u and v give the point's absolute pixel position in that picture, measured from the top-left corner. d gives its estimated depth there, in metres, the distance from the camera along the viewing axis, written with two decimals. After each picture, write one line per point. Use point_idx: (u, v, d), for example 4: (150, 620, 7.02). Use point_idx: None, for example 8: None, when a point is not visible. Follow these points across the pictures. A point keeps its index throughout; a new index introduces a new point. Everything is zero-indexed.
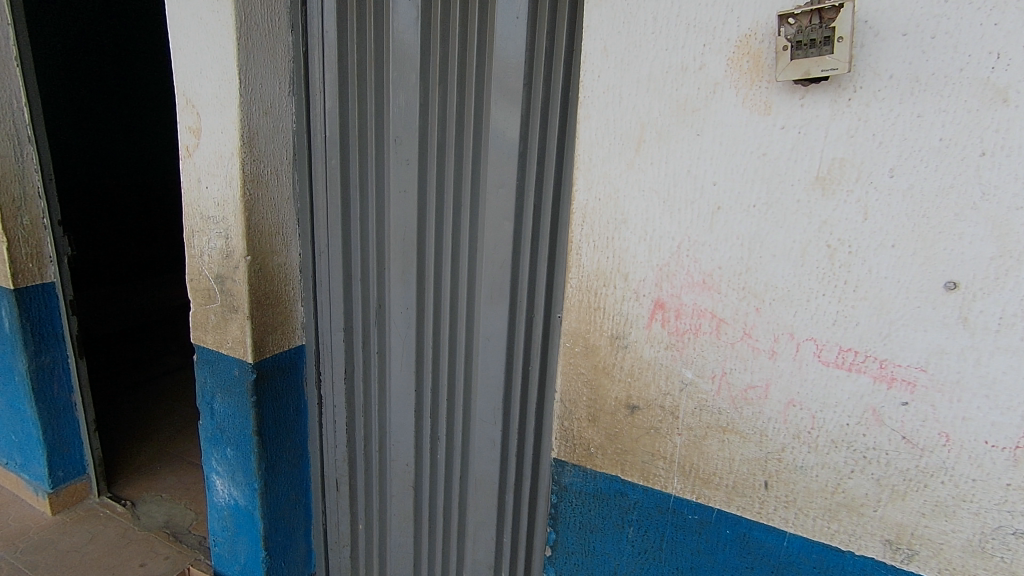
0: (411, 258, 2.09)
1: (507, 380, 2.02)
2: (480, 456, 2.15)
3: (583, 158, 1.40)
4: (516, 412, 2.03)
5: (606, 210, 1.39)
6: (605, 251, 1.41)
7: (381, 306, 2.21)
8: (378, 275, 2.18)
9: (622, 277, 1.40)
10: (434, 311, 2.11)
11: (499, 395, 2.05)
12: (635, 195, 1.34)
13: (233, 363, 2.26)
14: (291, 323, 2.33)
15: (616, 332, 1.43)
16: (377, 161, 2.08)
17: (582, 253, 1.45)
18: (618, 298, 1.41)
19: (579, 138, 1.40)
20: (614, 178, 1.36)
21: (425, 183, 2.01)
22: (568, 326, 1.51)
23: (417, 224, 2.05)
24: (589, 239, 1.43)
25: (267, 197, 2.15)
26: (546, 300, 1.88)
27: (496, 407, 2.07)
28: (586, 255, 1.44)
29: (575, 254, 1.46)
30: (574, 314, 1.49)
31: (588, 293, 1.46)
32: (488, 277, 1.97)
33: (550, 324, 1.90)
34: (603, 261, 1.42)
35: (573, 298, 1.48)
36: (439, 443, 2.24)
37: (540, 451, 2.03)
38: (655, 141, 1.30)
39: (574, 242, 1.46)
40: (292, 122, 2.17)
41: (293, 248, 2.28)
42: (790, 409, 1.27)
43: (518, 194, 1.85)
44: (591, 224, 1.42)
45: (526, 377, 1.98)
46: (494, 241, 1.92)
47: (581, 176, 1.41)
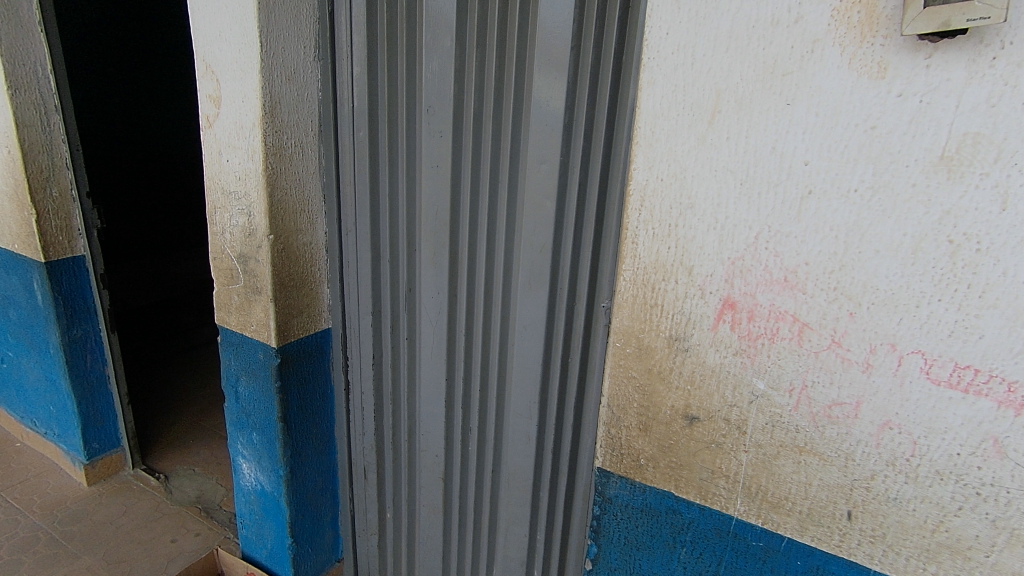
0: (445, 240, 1.97)
1: (545, 368, 1.94)
2: (514, 449, 2.06)
3: (643, 131, 1.20)
4: (553, 404, 1.95)
5: (673, 192, 1.19)
6: (666, 240, 1.22)
7: (411, 290, 2.09)
8: (409, 257, 2.05)
9: (684, 271, 1.21)
10: (469, 295, 2.01)
11: (536, 386, 1.96)
12: (706, 176, 1.14)
13: (257, 346, 2.08)
14: (317, 306, 2.16)
15: (676, 332, 1.25)
16: (411, 134, 1.91)
17: (640, 240, 1.26)
18: (679, 294, 1.23)
19: (641, 108, 1.20)
20: (682, 156, 1.16)
21: (461, 157, 1.87)
22: (619, 323, 1.33)
23: (451, 202, 1.92)
24: (650, 225, 1.24)
25: (290, 171, 1.93)
26: (589, 286, 1.78)
27: (533, 401, 1.99)
28: (643, 243, 1.25)
29: (630, 242, 1.27)
30: (626, 310, 1.31)
31: (645, 287, 1.27)
32: (527, 259, 1.86)
33: (593, 313, 1.80)
34: (663, 252, 1.23)
35: (626, 293, 1.30)
36: (471, 433, 2.16)
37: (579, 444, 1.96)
38: (735, 112, 1.09)
39: (630, 230, 1.27)
40: (317, 89, 1.96)
41: (318, 225, 2.09)
42: (885, 431, 1.08)
43: (562, 170, 1.70)
44: (652, 208, 1.23)
45: (566, 369, 1.90)
46: (534, 222, 1.80)
47: (641, 152, 1.21)
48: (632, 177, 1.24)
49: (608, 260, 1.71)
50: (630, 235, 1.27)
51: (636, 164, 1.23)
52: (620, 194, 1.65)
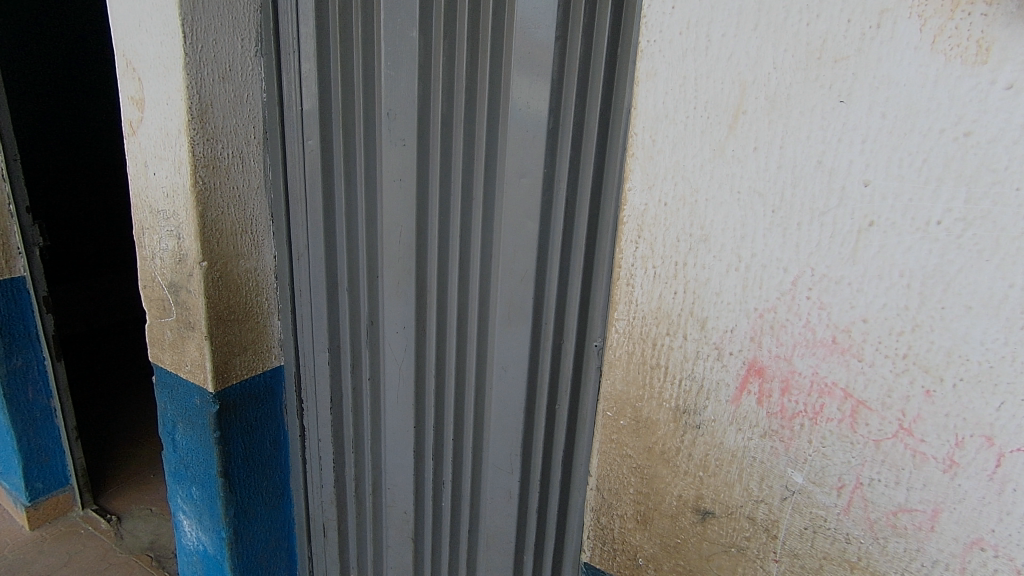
0: (410, 267, 1.69)
1: (529, 417, 1.68)
2: (493, 509, 1.80)
3: (639, 139, 0.92)
4: (538, 457, 1.70)
5: (680, 219, 0.90)
6: (671, 283, 0.93)
7: (373, 324, 1.81)
8: (370, 285, 1.76)
9: (693, 323, 0.92)
10: (440, 331, 1.73)
11: (517, 440, 1.71)
12: (725, 199, 0.85)
13: (193, 389, 1.78)
14: (266, 341, 1.86)
15: (683, 402, 0.96)
16: (369, 143, 1.63)
17: (636, 282, 0.96)
18: (688, 355, 0.93)
19: (640, 109, 0.91)
20: (692, 172, 0.88)
21: (428, 171, 1.59)
22: (609, 387, 1.04)
23: (417, 222, 1.64)
24: (648, 262, 0.95)
25: (227, 186, 1.65)
26: (580, 322, 1.53)
27: (513, 454, 1.73)
28: (641, 285, 0.96)
29: (623, 284, 0.98)
30: (619, 371, 1.02)
31: (643, 343, 0.98)
32: (506, 289, 1.59)
33: (585, 353, 1.55)
34: (665, 297, 0.94)
35: (618, 350, 1.01)
36: (443, 490, 1.89)
37: (568, 503, 1.72)
38: (765, 113, 0.80)
39: (623, 270, 0.98)
40: (260, 90, 1.67)
41: (265, 249, 1.79)
42: (974, 552, 0.78)
43: (546, 186, 1.43)
44: (652, 239, 0.94)
45: (553, 419, 1.65)
46: (515, 247, 1.53)
47: (637, 167, 0.93)
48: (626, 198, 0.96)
49: (601, 292, 1.46)
50: (625, 275, 0.98)
51: (631, 181, 0.94)
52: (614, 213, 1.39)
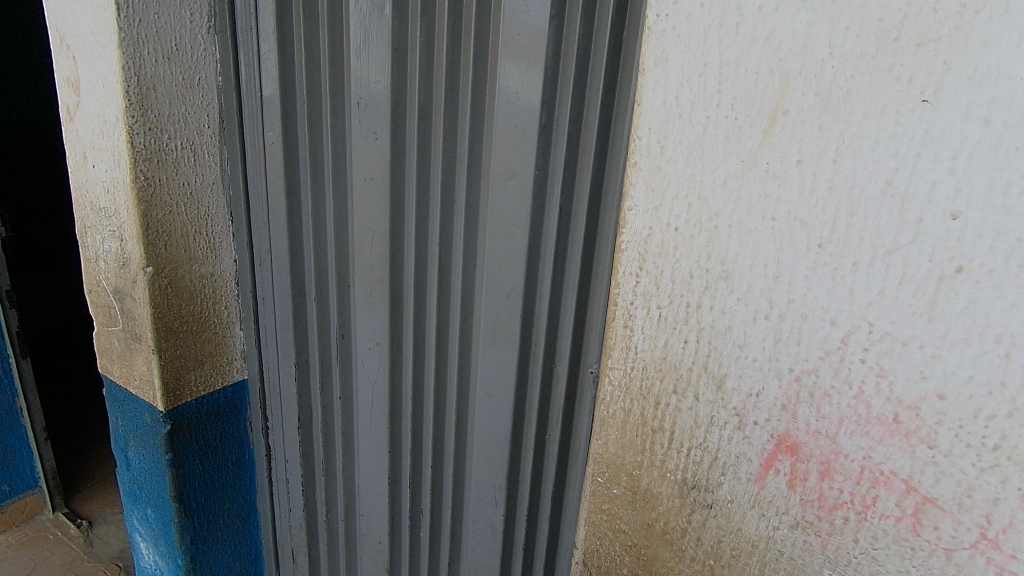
0: (384, 277, 1.50)
1: (515, 447, 1.50)
2: (475, 544, 1.63)
3: (644, 145, 0.74)
4: (525, 491, 1.52)
5: (694, 248, 0.71)
6: (681, 330, 0.74)
7: (344, 337, 1.62)
8: (340, 295, 1.58)
9: (707, 380, 0.73)
10: (417, 349, 1.54)
11: (502, 472, 1.53)
12: (755, 226, 0.66)
13: (143, 406, 1.61)
14: (226, 353, 1.68)
15: (691, 475, 0.78)
16: (337, 136, 1.43)
17: (636, 327, 0.79)
18: (697, 420, 0.75)
19: (649, 107, 0.72)
20: (713, 189, 0.68)
21: (404, 168, 1.39)
22: (601, 448, 0.88)
23: (391, 227, 1.44)
24: (651, 302, 0.76)
25: (176, 182, 1.46)
26: (574, 346, 1.34)
27: (497, 487, 1.55)
28: (643, 331, 0.78)
29: (619, 329, 0.81)
30: (614, 431, 0.85)
31: (642, 400, 0.80)
32: (491, 306, 1.40)
33: (579, 380, 1.38)
34: (673, 345, 0.75)
35: (613, 406, 0.85)
36: (421, 521, 1.72)
37: (557, 542, 1.54)
38: (813, 114, 0.60)
39: (621, 312, 0.81)
40: (215, 73, 1.47)
41: (224, 253, 1.61)
42: None
43: (537, 189, 1.23)
44: (658, 272, 0.75)
45: (542, 451, 1.47)
46: (501, 258, 1.34)
47: (641, 179, 0.75)
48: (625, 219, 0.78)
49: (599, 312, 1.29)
50: (622, 318, 0.81)
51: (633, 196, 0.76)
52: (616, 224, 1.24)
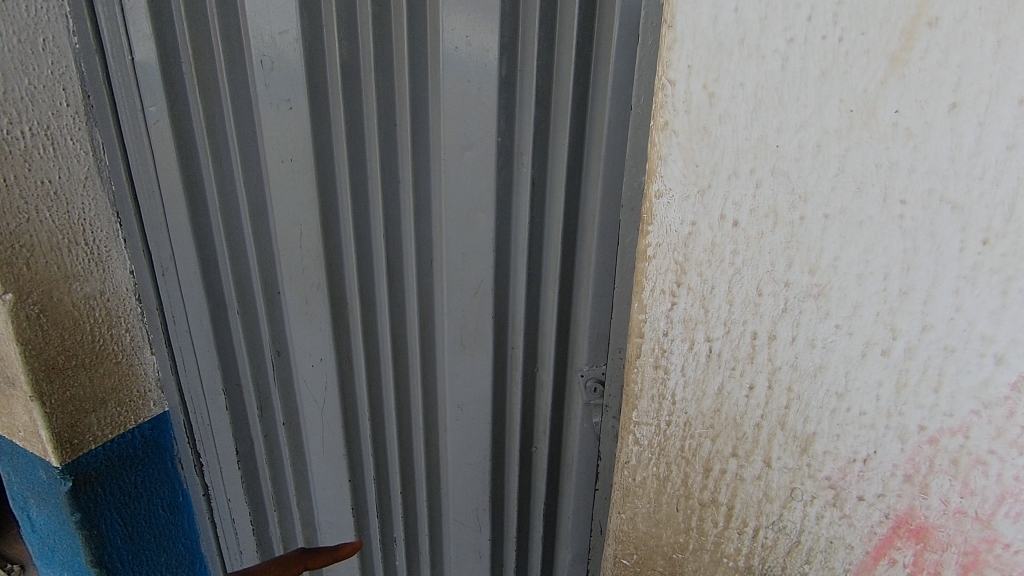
0: (320, 282, 1.22)
1: (497, 461, 1.32)
2: (462, 566, 1.47)
3: (671, 105, 0.68)
4: (514, 509, 1.37)
5: (770, 251, 0.66)
6: (744, 379, 0.72)
7: (280, 354, 1.34)
8: (270, 306, 1.29)
9: (782, 442, 0.72)
10: (370, 363, 1.29)
11: (485, 490, 1.36)
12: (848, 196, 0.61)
13: (35, 461, 1.30)
14: (137, 383, 1.40)
15: (749, 545, 0.79)
16: (239, 104, 1.12)
17: (673, 370, 0.77)
18: (759, 493, 0.76)
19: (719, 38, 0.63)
20: (809, 149, 0.61)
21: (333, 144, 1.10)
22: (634, 523, 0.89)
23: (322, 219, 1.16)
24: (693, 334, 0.74)
25: (31, 182, 1.12)
26: (560, 347, 1.16)
27: (480, 507, 1.38)
28: (691, 377, 0.76)
29: (647, 367, 0.79)
30: (646, 501, 0.86)
31: (685, 465, 0.80)
32: (455, 309, 1.18)
33: (567, 384, 1.20)
34: (732, 395, 0.74)
35: (648, 475, 0.85)
36: (397, 547, 1.52)
37: (553, 556, 1.41)
38: (957, 29, 0.52)
39: (658, 361, 0.78)
40: (69, 34, 1.14)
41: (115, 264, 1.31)
42: None
43: (503, 160, 1.02)
44: (707, 290, 0.71)
45: (529, 464, 1.31)
46: (463, 252, 1.12)
47: (673, 163, 0.69)
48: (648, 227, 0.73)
49: (587, 306, 1.10)
50: (654, 357, 0.78)
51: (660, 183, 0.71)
52: (612, 192, 0.99)
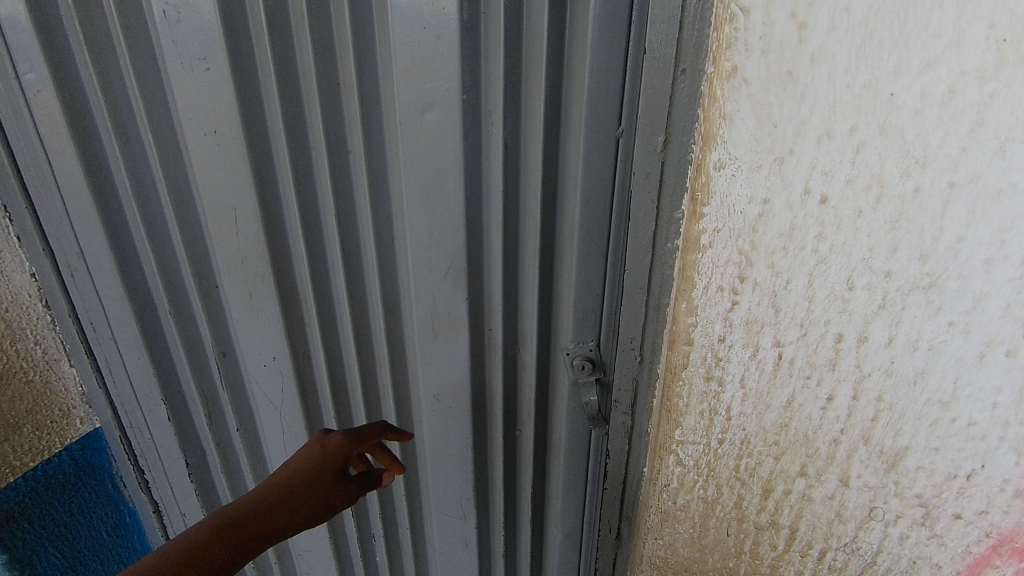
0: (264, 272, 1.06)
1: (481, 449, 1.23)
2: (447, 557, 1.40)
3: (742, 41, 0.60)
4: (500, 494, 1.29)
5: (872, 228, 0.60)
6: (823, 390, 0.69)
7: (226, 356, 1.19)
8: (208, 302, 1.13)
9: (864, 460, 0.69)
10: (331, 359, 1.16)
11: (468, 479, 1.27)
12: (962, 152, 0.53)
13: None
14: (58, 399, 1.22)
15: (813, 567, 0.79)
16: (142, 66, 0.92)
17: (730, 381, 0.75)
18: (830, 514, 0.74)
19: None
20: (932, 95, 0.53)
21: (265, 110, 0.93)
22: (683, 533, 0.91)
23: (260, 200, 0.99)
24: (757, 340, 0.71)
25: None
26: (543, 325, 1.06)
27: (464, 497, 1.30)
28: (752, 389, 0.74)
29: (696, 379, 0.78)
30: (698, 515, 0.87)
31: (741, 486, 0.80)
32: (423, 292, 1.05)
33: (552, 364, 1.11)
34: (803, 406, 0.71)
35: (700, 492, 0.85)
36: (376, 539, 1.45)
37: (543, 537, 1.35)
38: None
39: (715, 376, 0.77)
40: None
41: (10, 265, 1.10)
42: None
43: (469, 120, 0.88)
44: (780, 286, 0.67)
45: (516, 449, 1.23)
46: (428, 229, 0.98)
47: (743, 117, 0.63)
48: (701, 212, 0.71)
49: (571, 279, 0.99)
50: (705, 367, 0.77)
51: (722, 147, 0.66)
52: (596, 152, 0.88)
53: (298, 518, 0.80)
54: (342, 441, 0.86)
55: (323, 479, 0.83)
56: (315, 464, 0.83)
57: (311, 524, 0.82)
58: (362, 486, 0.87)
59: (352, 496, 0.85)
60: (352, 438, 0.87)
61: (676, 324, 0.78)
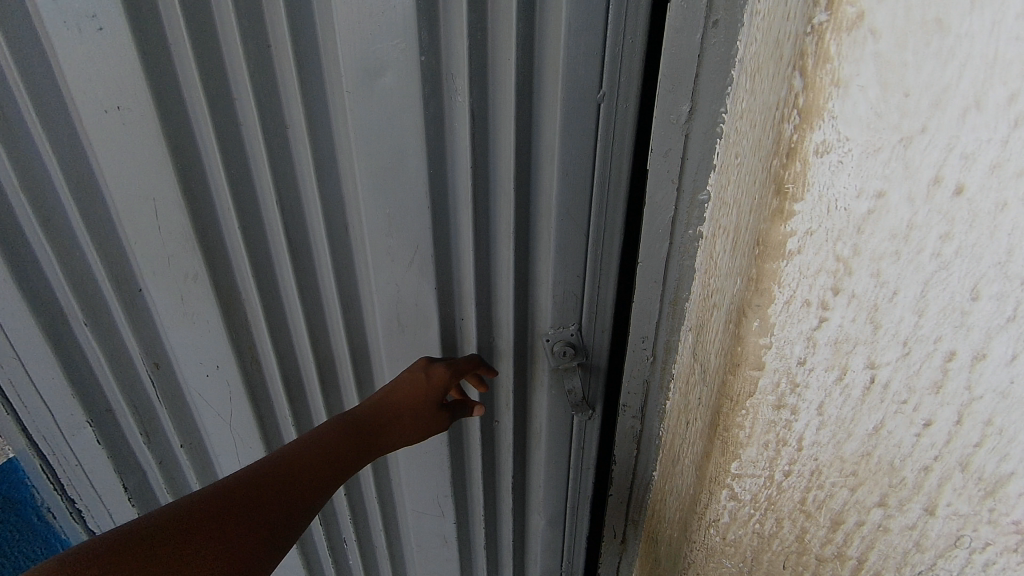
0: (196, 272, 0.92)
1: (458, 442, 1.16)
2: (425, 553, 1.34)
3: None
4: (479, 487, 1.22)
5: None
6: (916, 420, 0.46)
7: (159, 367, 1.04)
8: (131, 309, 0.97)
9: (957, 488, 0.46)
10: (282, 364, 1.03)
11: (445, 476, 1.19)
12: None
13: None
14: None
15: None
16: (12, 27, 0.74)
17: (805, 408, 0.51)
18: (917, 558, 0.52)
19: None
20: None
21: (179, 78, 0.77)
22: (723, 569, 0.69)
23: (183, 189, 0.84)
24: (846, 362, 0.47)
25: None
26: (521, 312, 0.97)
27: (441, 494, 1.22)
28: (832, 417, 0.50)
29: (762, 408, 0.53)
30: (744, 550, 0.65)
31: (806, 520, 0.56)
32: (386, 284, 0.93)
33: (533, 351, 1.02)
34: (895, 434, 0.47)
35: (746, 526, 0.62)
36: (347, 542, 1.36)
37: (525, 522, 1.29)
38: None
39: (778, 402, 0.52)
40: None
41: None
42: None
43: (430, 87, 0.76)
44: (885, 296, 0.43)
45: (496, 441, 1.15)
46: (388, 213, 0.86)
47: (863, 83, 0.38)
48: (793, 206, 0.43)
49: (551, 261, 0.90)
50: (776, 395, 0.52)
51: (828, 128, 0.40)
52: (575, 118, 0.77)
53: (395, 431, 0.87)
54: (443, 376, 0.89)
55: (424, 405, 0.88)
56: (420, 391, 0.88)
57: (404, 438, 0.89)
58: (451, 415, 0.93)
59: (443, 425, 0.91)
60: (454, 374, 0.90)
61: (740, 348, 0.51)
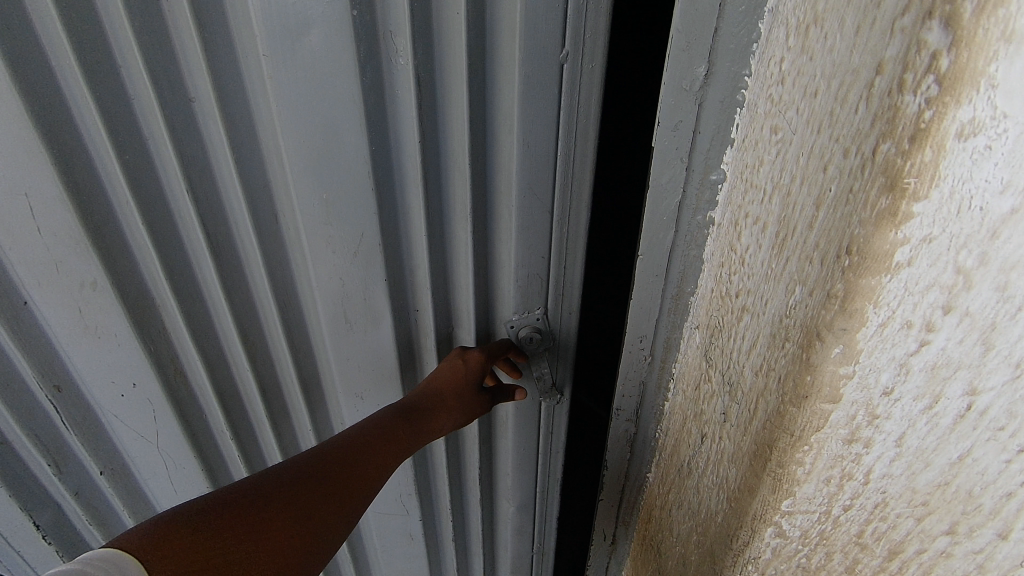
0: (93, 277, 0.77)
1: None
2: (388, 550, 1.27)
3: None
4: (444, 480, 1.15)
5: None
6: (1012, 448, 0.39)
7: (61, 389, 0.89)
8: (13, 329, 0.80)
9: None
10: (212, 373, 0.90)
11: (406, 473, 1.11)
12: None
13: None
14: None
15: None
16: None
17: (880, 442, 0.42)
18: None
19: None
20: None
21: (42, 41, 0.61)
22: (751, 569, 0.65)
23: (64, 180, 0.69)
24: (940, 389, 0.38)
25: None
26: (484, 298, 0.88)
27: (403, 491, 1.14)
28: (909, 449, 0.42)
29: (829, 443, 0.44)
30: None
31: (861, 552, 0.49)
32: (329, 277, 0.82)
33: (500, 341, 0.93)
34: (982, 464, 0.40)
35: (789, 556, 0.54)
36: None
37: (493, 509, 1.24)
38: None
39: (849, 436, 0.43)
40: None
41: None
42: None
43: (365, 49, 0.64)
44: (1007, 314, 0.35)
45: (462, 432, 1.08)
46: (325, 198, 0.74)
47: None
48: (912, 208, 0.32)
49: (513, 243, 0.81)
50: (849, 429, 0.43)
51: (983, 102, 0.29)
52: (536, 81, 0.67)
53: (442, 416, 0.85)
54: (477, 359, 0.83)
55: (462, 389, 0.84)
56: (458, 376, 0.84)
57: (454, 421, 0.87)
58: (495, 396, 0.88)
59: (483, 406, 0.89)
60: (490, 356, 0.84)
61: (812, 379, 0.41)
